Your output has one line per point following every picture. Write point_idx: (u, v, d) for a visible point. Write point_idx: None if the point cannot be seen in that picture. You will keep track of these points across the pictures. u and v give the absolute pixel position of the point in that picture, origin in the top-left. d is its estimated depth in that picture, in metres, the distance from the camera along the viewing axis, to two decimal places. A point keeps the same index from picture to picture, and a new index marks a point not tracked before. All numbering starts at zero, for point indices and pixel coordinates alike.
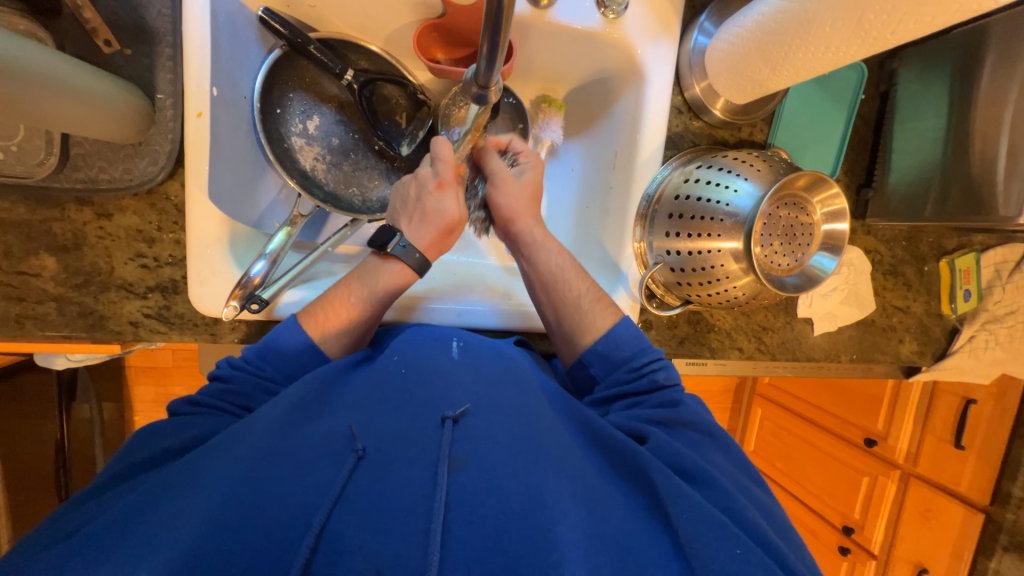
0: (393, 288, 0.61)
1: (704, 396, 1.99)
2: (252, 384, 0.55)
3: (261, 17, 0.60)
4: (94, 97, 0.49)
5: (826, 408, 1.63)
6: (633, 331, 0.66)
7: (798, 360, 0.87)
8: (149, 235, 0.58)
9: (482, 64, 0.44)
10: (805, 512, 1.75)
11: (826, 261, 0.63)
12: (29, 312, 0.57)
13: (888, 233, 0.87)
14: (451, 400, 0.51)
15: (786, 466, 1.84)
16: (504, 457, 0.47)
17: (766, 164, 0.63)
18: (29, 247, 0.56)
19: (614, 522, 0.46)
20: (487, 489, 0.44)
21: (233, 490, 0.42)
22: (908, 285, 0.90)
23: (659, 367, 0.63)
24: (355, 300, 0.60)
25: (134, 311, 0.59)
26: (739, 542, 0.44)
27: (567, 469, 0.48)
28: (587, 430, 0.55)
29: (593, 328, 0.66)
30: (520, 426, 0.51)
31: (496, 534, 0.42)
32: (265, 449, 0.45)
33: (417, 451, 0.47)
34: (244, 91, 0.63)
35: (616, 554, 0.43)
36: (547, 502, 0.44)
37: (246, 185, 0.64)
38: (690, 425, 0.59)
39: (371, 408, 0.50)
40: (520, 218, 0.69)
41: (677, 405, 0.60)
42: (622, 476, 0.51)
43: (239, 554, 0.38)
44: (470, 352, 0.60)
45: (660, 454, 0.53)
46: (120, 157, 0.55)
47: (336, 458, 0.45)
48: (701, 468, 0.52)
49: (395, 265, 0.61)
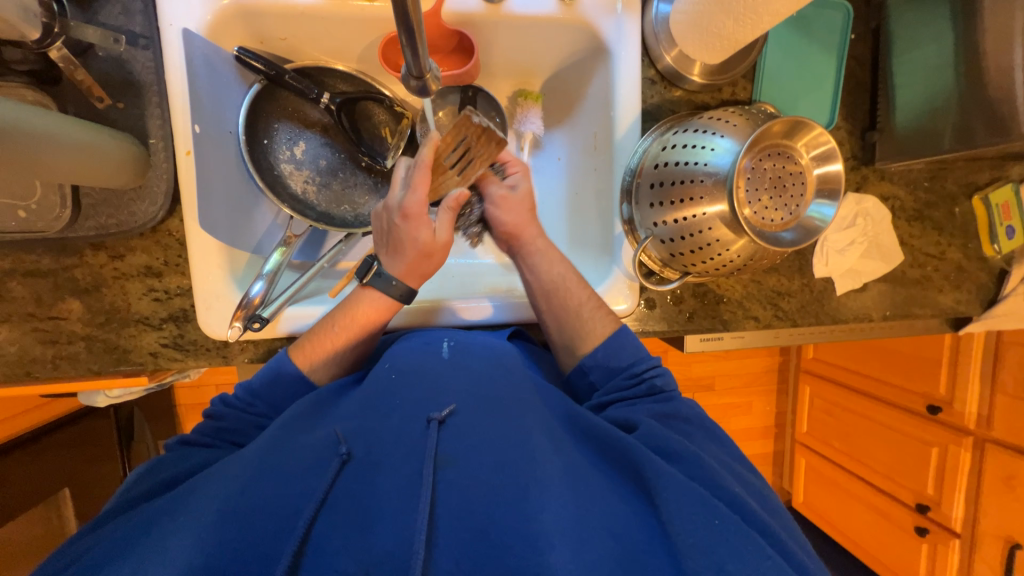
0: (375, 316, 0.61)
1: (745, 378, 1.88)
2: (243, 421, 0.58)
3: (237, 56, 0.64)
4: (94, 148, 0.53)
5: (880, 378, 1.53)
6: (633, 340, 0.65)
7: (824, 323, 0.81)
8: (158, 270, 0.63)
9: (408, 51, 0.42)
10: (872, 493, 1.62)
11: (826, 209, 0.59)
12: (62, 353, 0.62)
13: (906, 176, 0.81)
14: (439, 401, 0.53)
15: (845, 445, 1.70)
16: (487, 454, 0.49)
17: (744, 119, 0.60)
18: (56, 293, 0.61)
19: (596, 511, 0.48)
20: (471, 482, 0.47)
21: (232, 499, 0.45)
22: (939, 229, 0.83)
23: (658, 373, 0.64)
24: (335, 326, 0.60)
25: (153, 342, 0.64)
26: (720, 513, 0.47)
27: (551, 459, 0.50)
28: (578, 421, 0.57)
29: (593, 334, 0.66)
30: (504, 421, 0.53)
31: (482, 527, 0.45)
32: (258, 465, 0.47)
33: (403, 452, 0.49)
34: (230, 127, 0.67)
35: (602, 544, 0.45)
36: (533, 492, 0.47)
37: (241, 215, 0.68)
38: (684, 418, 0.60)
39: (359, 414, 0.53)
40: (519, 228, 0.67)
41: (671, 399, 0.62)
42: (606, 456, 0.54)
43: (244, 551, 0.42)
44: (460, 351, 0.61)
45: (648, 439, 0.55)
46: (124, 202, 0.60)
47: (322, 463, 0.48)
48: (689, 450, 0.53)
49: (376, 294, 0.61)
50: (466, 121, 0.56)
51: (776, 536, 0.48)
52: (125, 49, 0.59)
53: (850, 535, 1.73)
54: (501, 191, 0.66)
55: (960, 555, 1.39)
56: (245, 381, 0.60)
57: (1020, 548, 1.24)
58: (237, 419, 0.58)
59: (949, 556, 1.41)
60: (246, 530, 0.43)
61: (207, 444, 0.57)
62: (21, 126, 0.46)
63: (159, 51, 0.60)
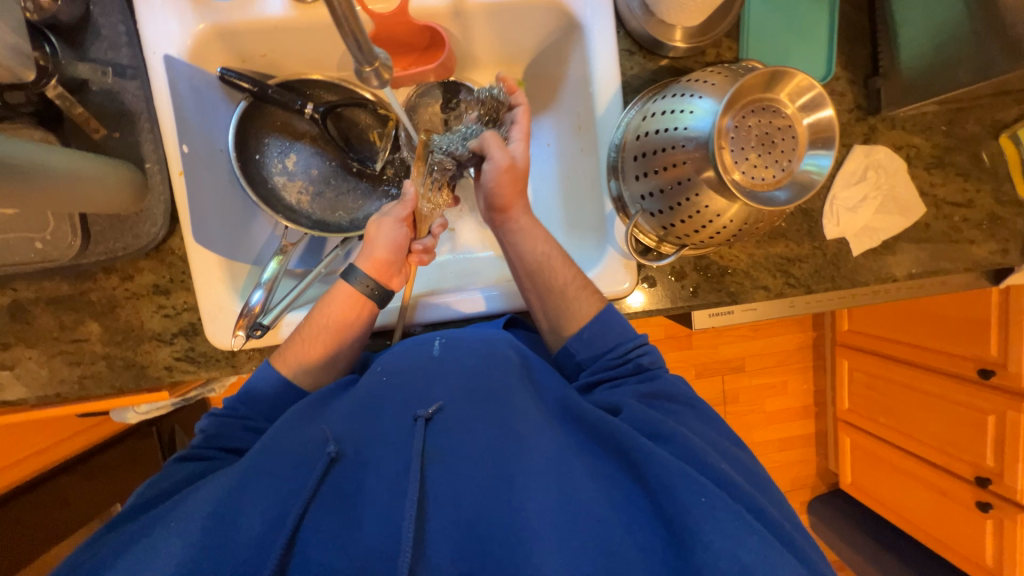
0: (337, 317, 0.62)
1: (778, 357, 1.80)
2: (231, 430, 0.59)
3: (220, 76, 0.67)
4: (92, 177, 0.56)
5: (924, 345, 1.43)
6: (620, 320, 0.65)
7: (841, 288, 0.76)
8: (165, 287, 0.66)
9: (349, 42, 0.40)
10: (926, 469, 1.52)
11: (823, 160, 0.55)
12: (87, 372, 0.66)
13: (919, 122, 0.75)
14: (426, 397, 0.54)
15: (890, 419, 1.61)
16: (475, 449, 0.50)
17: (725, 77, 0.57)
18: (77, 317, 0.65)
19: (582, 495, 0.48)
20: (457, 476, 0.48)
21: (224, 497, 0.47)
22: (964, 175, 0.76)
23: (643, 351, 0.64)
24: (303, 323, 0.63)
25: (167, 357, 0.67)
26: (705, 490, 0.47)
27: (541, 448, 0.50)
28: (569, 408, 0.56)
29: (579, 314, 0.65)
30: (493, 414, 0.53)
31: (469, 520, 0.46)
32: (246, 469, 0.49)
33: (392, 451, 0.50)
34: (220, 145, 0.70)
35: (584, 531, 0.45)
36: (517, 484, 0.48)
37: (239, 228, 0.71)
38: (671, 397, 0.60)
39: (349, 415, 0.53)
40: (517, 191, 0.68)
41: (656, 378, 0.62)
42: (596, 440, 0.54)
43: (234, 549, 0.44)
44: (452, 347, 0.61)
45: (635, 422, 0.55)
46: (128, 225, 0.64)
47: (311, 463, 0.49)
48: (679, 431, 0.53)
49: (342, 285, 0.63)
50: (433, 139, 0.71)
51: (763, 513, 0.49)
52: (116, 81, 0.62)
53: (905, 515, 1.62)
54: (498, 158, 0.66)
55: None
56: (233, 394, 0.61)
57: None
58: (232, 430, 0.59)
59: (1017, 532, 1.31)
60: (238, 529, 0.45)
61: (204, 450, 0.57)
62: (31, 164, 0.50)
63: (146, 79, 0.63)
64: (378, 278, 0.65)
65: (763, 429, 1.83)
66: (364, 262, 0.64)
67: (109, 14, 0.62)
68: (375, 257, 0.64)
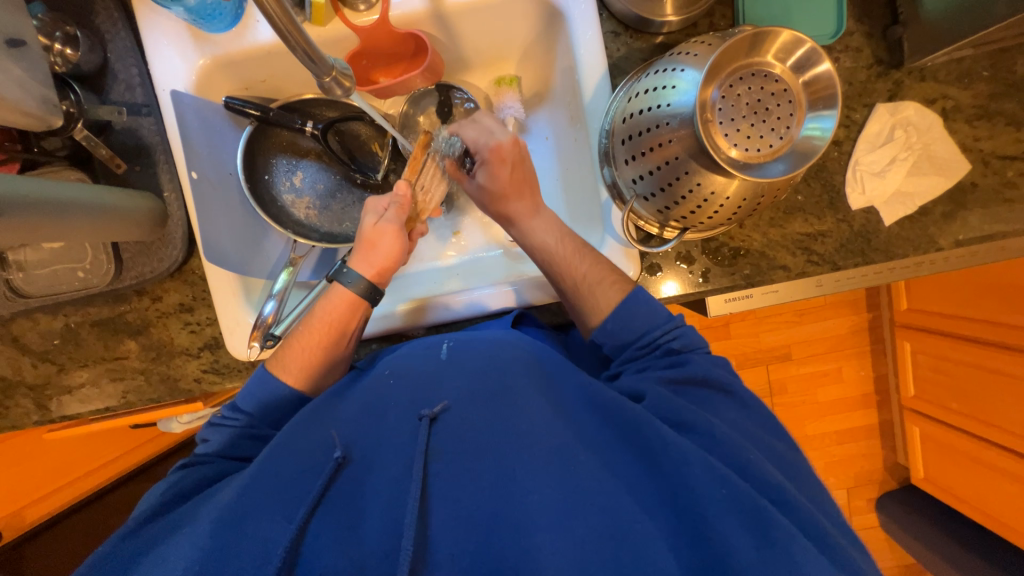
0: (327, 316, 0.63)
1: (829, 343, 1.66)
2: (241, 436, 0.61)
3: (225, 104, 0.71)
4: (119, 209, 0.62)
5: (996, 320, 1.27)
6: (646, 302, 0.60)
7: (875, 262, 0.69)
8: (189, 305, 0.72)
9: (300, 56, 0.41)
10: (1011, 459, 1.34)
11: (826, 122, 0.50)
12: (128, 387, 0.72)
13: (953, 69, 0.67)
14: (432, 396, 0.53)
15: (964, 405, 1.44)
16: (477, 445, 0.49)
17: (709, 45, 0.53)
18: (117, 337, 0.72)
19: (590, 486, 0.46)
20: (460, 474, 0.48)
21: (232, 504, 0.48)
22: (1016, 123, 0.67)
23: (674, 335, 0.59)
24: (302, 327, 0.64)
25: (195, 369, 0.72)
26: (725, 479, 0.45)
27: (543, 440, 0.49)
28: (587, 395, 0.54)
29: (600, 308, 0.61)
30: (494, 410, 0.52)
31: (471, 516, 0.46)
32: (255, 470, 0.50)
33: (396, 449, 0.50)
34: (231, 169, 0.74)
35: (592, 522, 0.44)
36: (520, 476, 0.47)
37: (251, 246, 0.75)
38: (703, 382, 0.56)
39: (357, 417, 0.54)
40: (507, 203, 0.66)
41: (686, 362, 0.57)
42: (608, 425, 0.52)
43: (243, 550, 0.45)
44: (459, 351, 0.59)
45: (659, 410, 0.52)
46: (153, 250, 0.69)
47: (318, 468, 0.50)
48: (703, 418, 0.51)
49: (339, 288, 0.64)
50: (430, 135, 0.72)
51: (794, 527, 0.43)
52: (134, 120, 0.68)
53: (991, 512, 1.45)
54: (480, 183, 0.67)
55: None
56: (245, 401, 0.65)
57: None
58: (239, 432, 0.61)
59: None
60: (249, 530, 0.46)
61: (216, 458, 0.60)
62: (71, 202, 0.56)
63: (159, 115, 0.68)
64: (377, 279, 0.65)
65: (816, 421, 1.69)
66: (365, 270, 0.64)
67: (123, 59, 0.68)
68: (377, 264, 0.64)
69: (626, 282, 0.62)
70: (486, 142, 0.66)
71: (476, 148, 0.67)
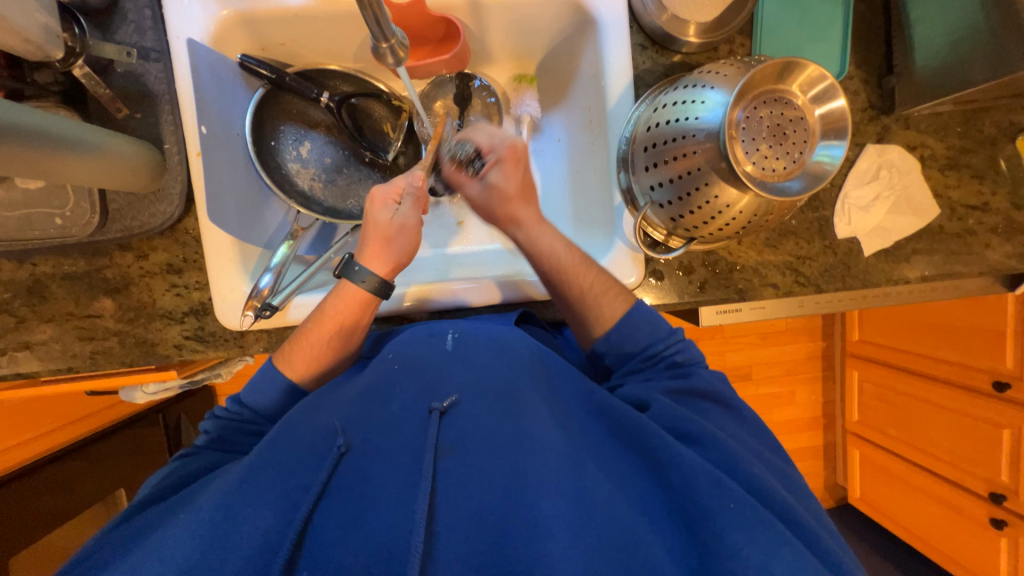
0: (337, 315, 0.60)
1: (786, 367, 1.77)
2: (230, 428, 0.59)
3: (240, 62, 0.68)
4: (114, 155, 0.57)
5: (937, 356, 1.41)
6: (652, 316, 0.61)
7: (852, 287, 0.75)
8: (178, 266, 0.68)
9: (367, 17, 0.41)
10: (938, 483, 1.48)
11: (835, 150, 0.55)
12: (98, 348, 0.67)
13: (934, 122, 0.75)
14: (440, 390, 0.51)
15: (901, 432, 1.58)
16: (488, 444, 0.47)
17: (736, 68, 0.57)
18: (91, 293, 0.67)
19: (598, 495, 0.46)
20: (470, 472, 0.46)
21: (230, 492, 0.45)
22: (979, 177, 0.76)
23: (678, 348, 0.61)
24: (311, 324, 0.61)
25: (177, 335, 0.68)
26: (734, 495, 0.45)
27: (554, 446, 0.47)
28: (595, 403, 0.52)
29: (603, 318, 0.62)
30: (504, 409, 0.50)
31: (480, 514, 0.44)
32: (256, 459, 0.48)
33: (403, 441, 0.48)
34: (238, 129, 0.71)
35: (600, 530, 0.44)
36: (532, 480, 0.45)
37: (252, 211, 0.72)
38: (705, 394, 0.57)
39: (359, 403, 0.51)
40: (514, 211, 0.65)
41: (689, 374, 0.59)
42: (616, 436, 0.51)
43: (242, 543, 0.43)
44: (465, 343, 0.57)
45: (666, 419, 0.53)
46: (145, 204, 0.65)
47: (321, 454, 0.48)
48: (708, 431, 0.51)
49: (349, 286, 0.60)
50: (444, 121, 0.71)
51: (795, 522, 0.46)
52: (139, 63, 0.65)
53: (916, 532, 1.59)
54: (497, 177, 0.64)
55: None
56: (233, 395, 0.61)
57: None
58: (225, 423, 0.59)
59: None
60: (245, 523, 0.44)
61: (206, 450, 0.58)
62: (63, 135, 0.51)
63: (169, 63, 0.65)
64: (388, 275, 0.62)
65: None
66: (380, 266, 0.61)
67: None
68: (394, 261, 0.62)
69: (630, 293, 0.63)
70: (501, 142, 0.65)
71: (488, 147, 0.65)
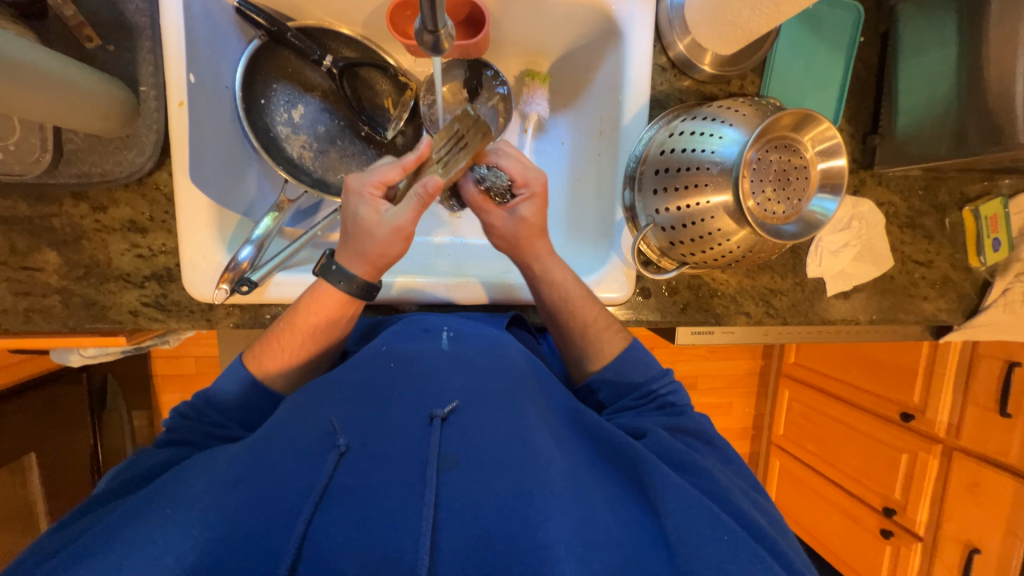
0: (310, 318, 0.57)
1: (728, 380, 1.91)
2: (197, 432, 0.56)
3: (236, 7, 0.62)
4: (83, 92, 0.50)
5: (858, 384, 1.57)
6: (645, 357, 0.65)
7: (813, 324, 0.82)
8: (142, 225, 0.61)
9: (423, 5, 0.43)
10: (842, 496, 1.67)
11: (828, 204, 0.61)
12: (36, 305, 0.59)
13: (901, 183, 0.82)
14: (440, 395, 0.50)
15: (818, 448, 1.75)
16: (492, 458, 0.47)
17: (754, 109, 0.61)
18: (32, 242, 0.59)
19: (602, 516, 0.47)
20: (474, 486, 0.45)
21: (220, 492, 0.44)
22: (929, 237, 0.84)
23: (669, 392, 0.64)
24: (282, 325, 0.58)
25: (133, 300, 0.61)
26: (727, 528, 0.47)
27: (556, 464, 0.48)
28: (582, 422, 0.55)
29: (604, 353, 0.64)
30: (506, 419, 0.50)
31: (487, 533, 0.43)
32: (250, 457, 0.47)
33: (405, 450, 0.46)
34: (226, 82, 0.64)
35: (604, 551, 0.44)
36: (536, 498, 0.45)
37: (233, 176, 0.65)
38: (692, 433, 0.60)
39: (357, 402, 0.50)
40: (530, 245, 0.63)
41: (680, 413, 0.62)
42: (609, 458, 0.53)
43: (234, 547, 0.41)
44: (461, 343, 0.57)
45: (659, 448, 0.56)
46: (110, 150, 0.58)
47: (320, 455, 0.46)
48: (699, 462, 0.54)
49: (324, 287, 0.57)
50: (463, 115, 0.58)
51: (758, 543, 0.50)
52: None
53: (818, 537, 1.79)
54: (525, 212, 0.62)
55: (920, 557, 1.46)
56: (204, 392, 0.58)
57: (979, 552, 1.30)
58: (190, 425, 0.56)
59: (910, 558, 1.48)
60: (243, 521, 0.42)
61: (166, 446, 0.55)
62: (27, 63, 0.44)
63: None
64: (371, 277, 0.58)
65: None
66: (360, 267, 0.57)
67: None
68: (373, 264, 0.57)
69: (628, 331, 0.66)
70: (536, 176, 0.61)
71: (522, 180, 0.61)
